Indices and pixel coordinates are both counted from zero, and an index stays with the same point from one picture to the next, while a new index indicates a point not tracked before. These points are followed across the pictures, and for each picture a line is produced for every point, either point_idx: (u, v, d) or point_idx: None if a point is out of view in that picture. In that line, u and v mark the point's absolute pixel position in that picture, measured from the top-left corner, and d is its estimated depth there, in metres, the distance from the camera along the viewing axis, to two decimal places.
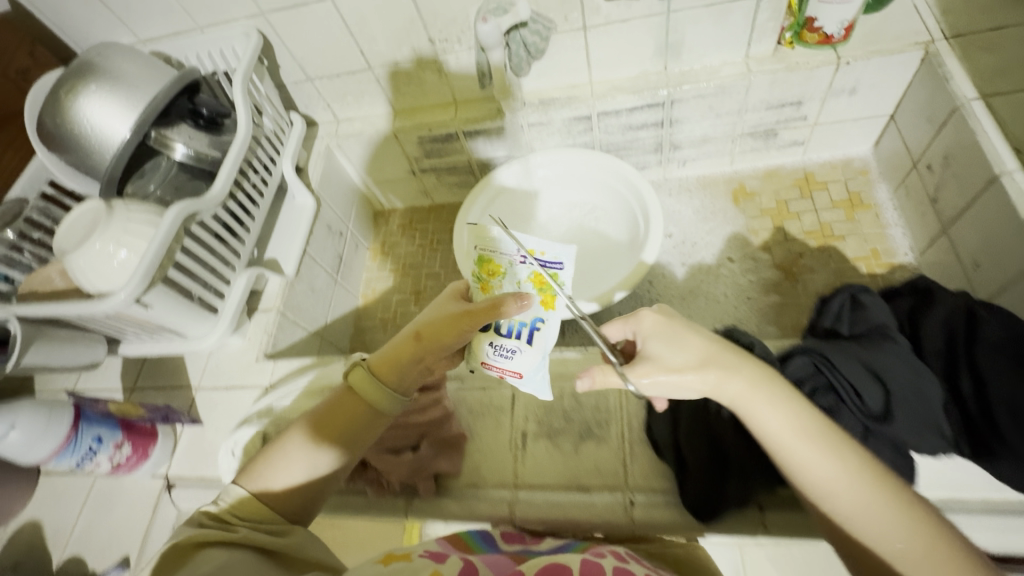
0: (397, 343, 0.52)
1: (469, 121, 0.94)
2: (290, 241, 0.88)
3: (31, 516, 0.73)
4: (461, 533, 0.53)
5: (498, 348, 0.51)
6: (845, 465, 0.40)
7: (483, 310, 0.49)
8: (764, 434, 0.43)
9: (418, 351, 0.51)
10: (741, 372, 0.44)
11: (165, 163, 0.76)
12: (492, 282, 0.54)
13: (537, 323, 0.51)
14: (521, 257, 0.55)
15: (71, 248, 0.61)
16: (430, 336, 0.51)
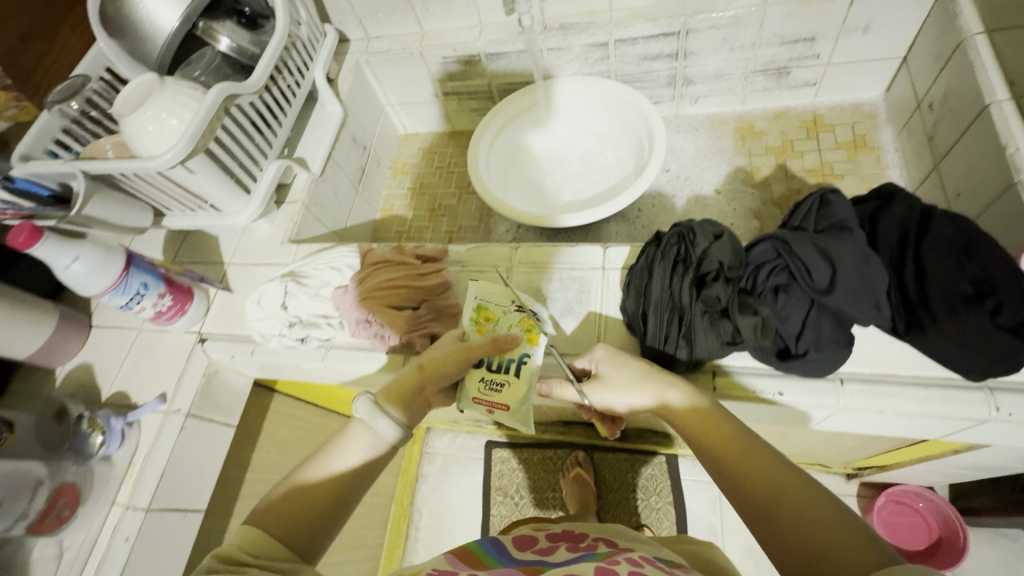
0: (402, 375, 0.53)
1: (492, 43, 0.98)
2: (318, 143, 0.96)
3: (85, 359, 0.85)
4: (471, 544, 0.60)
5: (490, 382, 0.58)
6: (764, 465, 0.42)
7: (485, 341, 0.55)
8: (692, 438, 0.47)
9: (425, 377, 0.53)
10: (678, 388, 0.50)
11: (209, 54, 0.83)
12: (485, 325, 0.61)
13: (525, 358, 0.59)
14: (514, 305, 0.62)
15: (129, 113, 0.69)
16: (436, 368, 0.54)
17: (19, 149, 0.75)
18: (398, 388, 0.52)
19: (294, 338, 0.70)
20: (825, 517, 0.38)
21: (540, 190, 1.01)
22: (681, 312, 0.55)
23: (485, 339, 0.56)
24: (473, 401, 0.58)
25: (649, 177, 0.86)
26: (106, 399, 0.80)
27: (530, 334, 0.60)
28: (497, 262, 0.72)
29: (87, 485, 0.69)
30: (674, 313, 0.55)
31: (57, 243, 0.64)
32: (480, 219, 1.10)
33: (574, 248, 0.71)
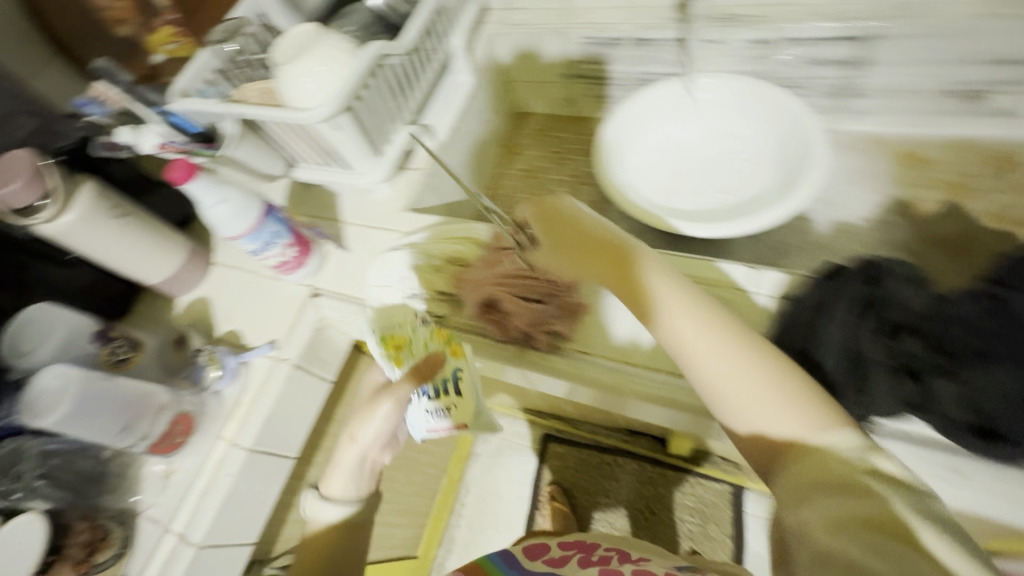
0: (337, 449, 0.60)
1: (642, 27, 0.92)
2: (446, 112, 0.93)
3: (204, 293, 0.89)
4: (481, 558, 0.64)
5: (434, 412, 0.59)
6: (721, 355, 0.48)
7: (401, 389, 0.57)
8: (647, 309, 0.53)
9: (360, 447, 0.58)
10: (626, 257, 0.56)
11: (363, 10, 0.82)
12: (398, 354, 0.62)
13: (458, 374, 0.60)
14: (420, 320, 0.64)
15: (285, 62, 0.69)
16: (361, 434, 0.58)
17: (179, 85, 0.77)
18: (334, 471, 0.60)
19: (412, 310, 0.70)
20: (831, 430, 0.43)
21: (666, 193, 0.95)
22: (861, 362, 0.50)
23: (407, 374, 0.58)
24: (432, 429, 0.60)
25: (805, 194, 0.78)
26: (220, 336, 0.84)
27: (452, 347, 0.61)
28: None
29: (199, 415, 0.72)
30: (852, 361, 0.50)
31: (207, 183, 0.65)
32: (592, 213, 1.05)
33: (719, 264, 0.65)
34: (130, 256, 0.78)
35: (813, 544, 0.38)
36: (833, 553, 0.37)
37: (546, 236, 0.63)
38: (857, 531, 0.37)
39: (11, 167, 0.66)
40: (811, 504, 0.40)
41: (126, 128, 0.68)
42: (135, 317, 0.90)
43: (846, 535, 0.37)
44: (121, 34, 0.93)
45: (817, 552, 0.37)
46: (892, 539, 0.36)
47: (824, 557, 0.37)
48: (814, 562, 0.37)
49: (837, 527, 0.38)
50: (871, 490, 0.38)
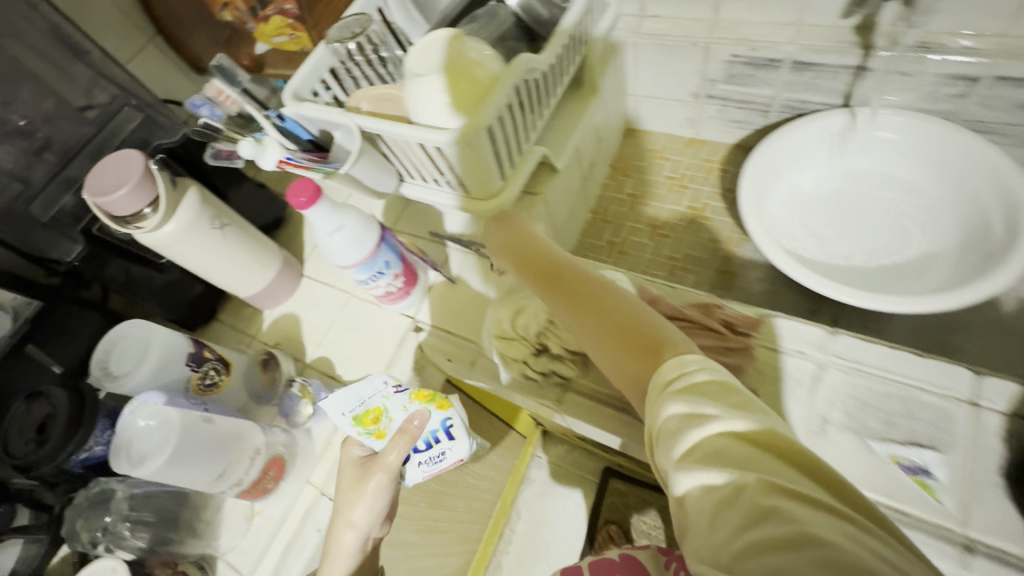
0: (332, 536, 0.56)
1: (812, 50, 0.78)
2: (569, 131, 0.83)
3: (292, 310, 0.82)
4: None
5: (430, 460, 0.59)
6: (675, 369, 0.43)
7: (389, 459, 0.55)
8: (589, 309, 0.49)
9: (360, 530, 0.55)
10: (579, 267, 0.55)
11: (500, 12, 0.73)
12: (379, 426, 0.58)
13: (450, 421, 0.60)
14: (393, 387, 0.59)
15: (423, 72, 0.60)
16: (356, 516, 0.55)
17: (292, 86, 0.69)
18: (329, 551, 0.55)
19: (537, 371, 0.61)
20: (679, 354, 0.42)
21: (815, 242, 0.82)
22: None
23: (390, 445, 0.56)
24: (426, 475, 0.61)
25: (1014, 273, 0.63)
26: (309, 361, 0.77)
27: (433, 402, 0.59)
28: (805, 347, 0.56)
29: (291, 456, 0.66)
30: None
31: (330, 208, 0.57)
32: (714, 253, 0.93)
33: (926, 359, 0.53)
34: (226, 267, 0.72)
35: (688, 484, 0.35)
36: (715, 481, 0.34)
37: (512, 250, 0.60)
38: (719, 449, 0.35)
39: (124, 168, 0.60)
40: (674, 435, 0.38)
41: (249, 140, 0.60)
42: (220, 325, 0.85)
43: (717, 457, 0.35)
44: (224, 18, 0.86)
45: (692, 486, 0.35)
46: (779, 459, 0.35)
47: (707, 485, 0.34)
48: (717, 511, 0.33)
49: (699, 452, 0.36)
50: (712, 403, 0.37)
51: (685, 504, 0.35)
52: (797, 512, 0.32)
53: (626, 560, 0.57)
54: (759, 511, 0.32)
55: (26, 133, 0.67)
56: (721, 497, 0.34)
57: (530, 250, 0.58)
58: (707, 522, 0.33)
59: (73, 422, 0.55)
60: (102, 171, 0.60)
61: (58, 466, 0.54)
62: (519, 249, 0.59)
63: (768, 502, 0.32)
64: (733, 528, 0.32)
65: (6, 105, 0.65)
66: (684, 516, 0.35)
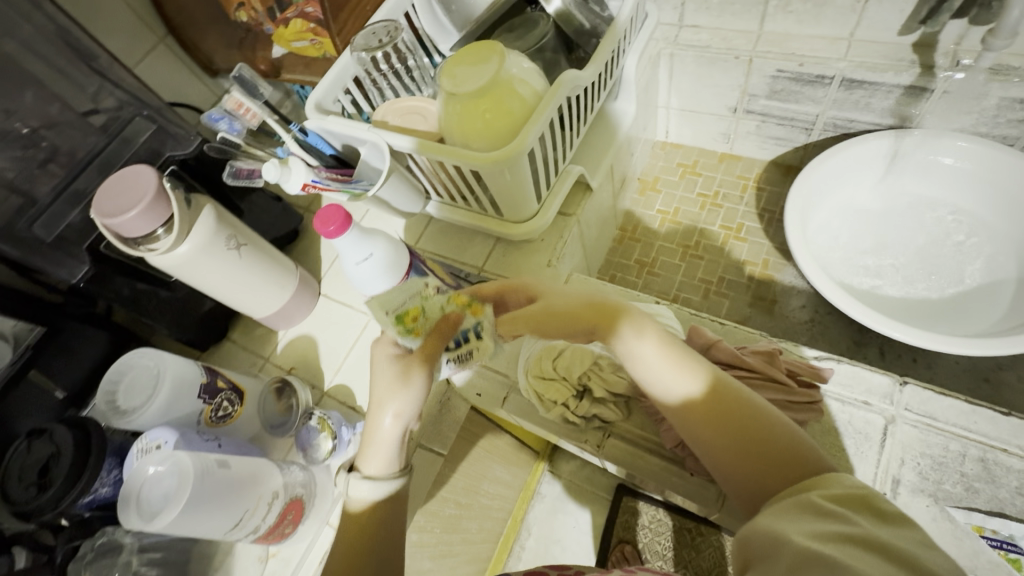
0: (369, 420, 0.47)
1: (866, 68, 0.74)
2: (604, 147, 0.78)
3: (309, 331, 0.78)
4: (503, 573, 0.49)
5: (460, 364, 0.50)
6: (680, 371, 0.45)
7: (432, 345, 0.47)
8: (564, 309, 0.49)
9: (403, 420, 0.47)
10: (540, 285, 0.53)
11: (544, 25, 0.67)
12: (417, 324, 0.48)
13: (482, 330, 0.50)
14: (436, 288, 0.51)
15: (462, 88, 0.55)
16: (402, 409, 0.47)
17: (315, 97, 0.65)
18: (371, 445, 0.47)
19: (579, 415, 0.57)
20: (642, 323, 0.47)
21: (858, 269, 0.78)
22: None
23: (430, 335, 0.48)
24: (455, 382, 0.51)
25: None
26: (328, 389, 0.73)
27: (479, 306, 0.49)
28: (871, 399, 0.52)
29: (310, 497, 0.62)
30: None
31: (360, 237, 0.53)
32: (750, 277, 0.89)
33: (1008, 418, 0.49)
34: (243, 291, 0.68)
35: (794, 552, 0.32)
36: (827, 560, 0.30)
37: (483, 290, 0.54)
38: (845, 542, 0.31)
39: (136, 184, 0.55)
40: (806, 521, 0.34)
41: (273, 162, 0.57)
42: (233, 345, 0.80)
43: (839, 544, 0.31)
44: (239, 19, 0.80)
45: (806, 554, 0.31)
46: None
47: (821, 560, 0.30)
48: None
49: (835, 540, 0.32)
50: (844, 507, 0.34)
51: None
52: None
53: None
54: None
55: (30, 142, 0.61)
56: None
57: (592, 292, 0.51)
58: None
59: (78, 463, 0.50)
60: (110, 189, 0.55)
61: (62, 512, 0.49)
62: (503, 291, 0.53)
63: None
64: None
65: (8, 112, 0.60)
66: None
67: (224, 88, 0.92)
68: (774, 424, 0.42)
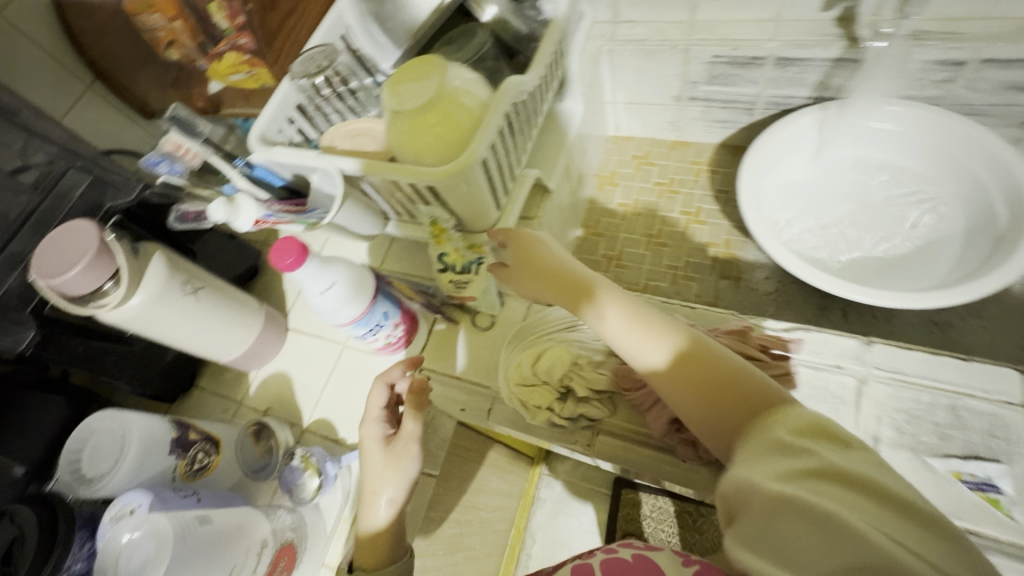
0: (364, 508, 0.50)
1: (795, 45, 0.77)
2: (557, 148, 0.79)
3: (282, 368, 0.75)
4: None
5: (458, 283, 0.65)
6: (633, 327, 0.46)
7: (409, 428, 0.51)
8: (543, 270, 0.52)
9: (395, 504, 0.50)
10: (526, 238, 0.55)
11: (478, 34, 0.67)
12: (443, 240, 0.63)
13: (480, 262, 0.64)
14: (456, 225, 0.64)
15: (401, 104, 0.55)
16: (391, 494, 0.50)
17: (257, 129, 0.63)
18: (371, 544, 0.50)
19: (564, 418, 0.56)
20: (620, 305, 0.47)
21: (812, 237, 0.81)
22: None
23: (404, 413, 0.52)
24: (451, 298, 0.67)
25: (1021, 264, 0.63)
26: (308, 425, 0.71)
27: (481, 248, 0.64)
28: (842, 362, 0.54)
29: (302, 540, 0.60)
30: None
31: (320, 265, 0.51)
32: (714, 258, 0.91)
33: (968, 363, 0.51)
34: (203, 334, 0.65)
35: (758, 503, 0.32)
36: (794, 502, 0.31)
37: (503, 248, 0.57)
38: (806, 477, 0.32)
39: (73, 242, 0.52)
40: (768, 460, 0.35)
41: (219, 202, 0.55)
42: (202, 393, 0.77)
43: (799, 481, 0.32)
44: (169, 57, 0.77)
45: (776, 497, 0.32)
46: (881, 506, 0.30)
47: (787, 503, 0.31)
48: (803, 525, 0.30)
49: (797, 476, 0.32)
50: (806, 440, 0.35)
51: (767, 525, 0.31)
52: (875, 536, 0.28)
53: (639, 558, 0.43)
54: (830, 525, 0.29)
55: None
56: (815, 523, 0.30)
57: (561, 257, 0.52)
58: (794, 546, 0.30)
59: (44, 542, 0.47)
60: (44, 249, 0.52)
61: None
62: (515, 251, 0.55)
63: (853, 525, 0.29)
64: (816, 550, 0.29)
65: None
66: (760, 532, 0.31)
67: (163, 129, 0.89)
68: (733, 372, 0.42)
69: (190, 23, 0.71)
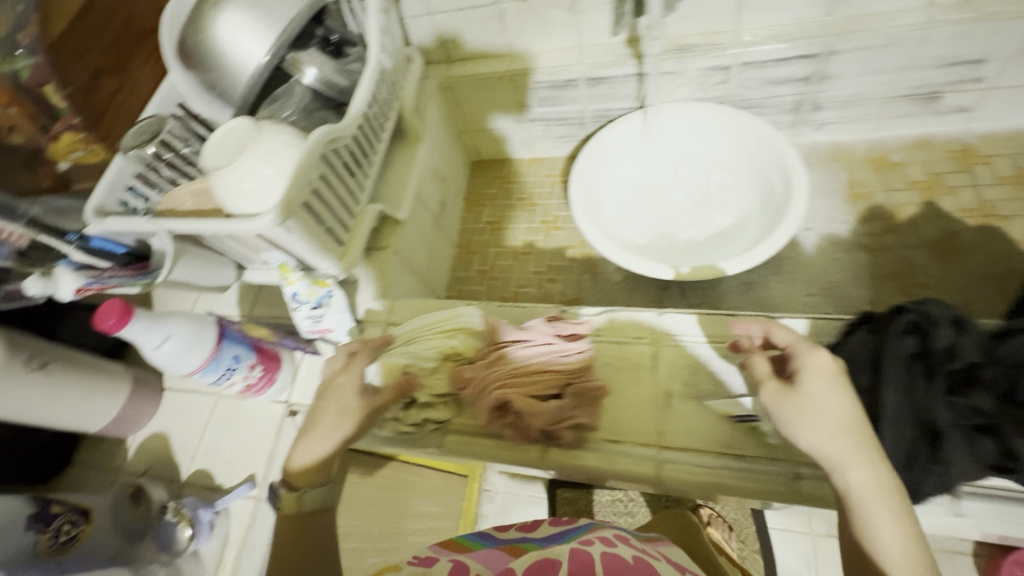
0: (310, 431, 0.53)
1: (598, 66, 0.88)
2: (404, 182, 0.86)
3: (158, 428, 0.76)
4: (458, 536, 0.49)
5: (312, 316, 0.69)
6: (868, 479, 0.40)
7: (388, 394, 0.54)
8: (803, 393, 0.44)
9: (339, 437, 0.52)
10: (829, 385, 0.44)
11: (297, 90, 0.74)
12: (291, 276, 0.66)
13: (327, 295, 0.68)
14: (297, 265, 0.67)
15: (218, 165, 0.61)
16: (340, 425, 0.52)
17: (93, 202, 0.66)
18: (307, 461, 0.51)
19: (409, 425, 0.61)
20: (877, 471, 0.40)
21: (645, 229, 0.91)
22: (932, 432, 0.43)
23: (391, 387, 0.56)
24: (312, 332, 0.71)
25: (787, 231, 0.75)
26: (186, 479, 0.72)
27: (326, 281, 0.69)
28: (640, 333, 0.63)
29: None
30: (923, 433, 0.44)
31: (148, 322, 0.55)
32: (573, 259, 1.00)
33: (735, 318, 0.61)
34: (63, 409, 0.65)
35: None
36: None
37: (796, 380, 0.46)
38: None
39: None
40: None
41: (35, 277, 0.58)
42: (79, 468, 0.77)
43: None
44: (14, 142, 0.70)
45: None
46: None
47: None
48: None
49: None
50: None
51: None
52: None
53: (638, 561, 0.43)
54: None
55: None
56: None
57: (858, 419, 0.42)
58: None
59: None
60: None
61: None
62: (808, 382, 0.45)
63: None
64: None
65: None
66: None
67: None
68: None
69: (29, 106, 0.70)
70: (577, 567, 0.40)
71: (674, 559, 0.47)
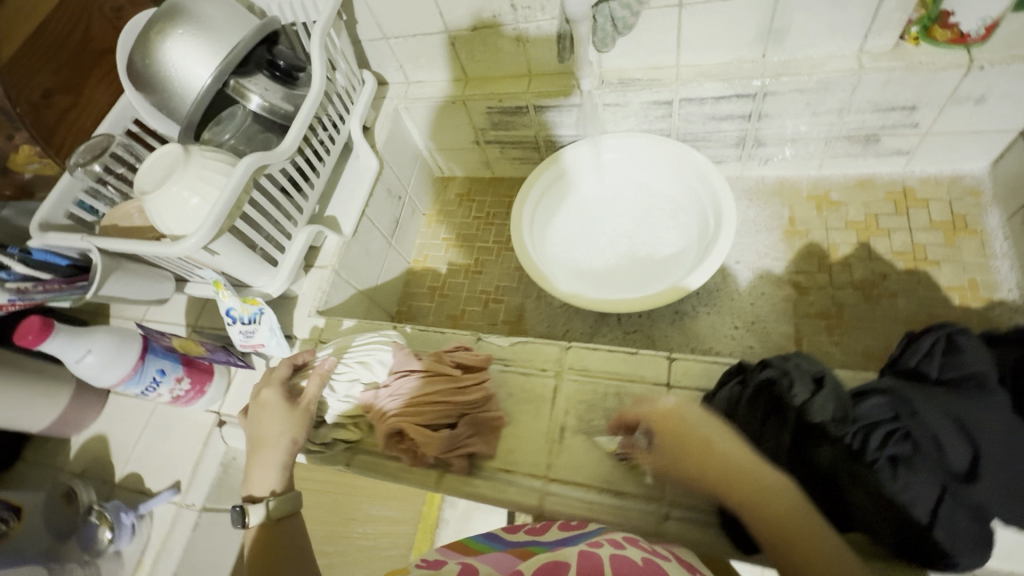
0: (255, 447, 0.57)
1: (545, 95, 0.90)
2: (350, 202, 0.88)
3: (100, 430, 0.80)
4: (465, 537, 0.51)
5: (243, 331, 0.72)
6: (755, 485, 0.43)
7: (310, 392, 0.60)
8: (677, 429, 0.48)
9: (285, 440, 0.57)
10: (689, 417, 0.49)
11: (241, 113, 0.77)
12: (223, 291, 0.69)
13: (259, 314, 0.71)
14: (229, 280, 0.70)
15: (148, 188, 0.64)
16: (280, 427, 0.57)
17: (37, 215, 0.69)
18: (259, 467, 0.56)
19: (319, 443, 0.64)
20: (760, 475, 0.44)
21: (585, 257, 0.92)
22: None
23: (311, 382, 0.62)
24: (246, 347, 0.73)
25: (708, 267, 0.75)
26: (120, 480, 0.75)
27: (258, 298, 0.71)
28: (546, 365, 0.65)
29: None
30: None
31: (67, 338, 0.60)
32: (520, 280, 1.02)
33: (636, 356, 0.63)
34: (5, 411, 0.69)
35: None
36: None
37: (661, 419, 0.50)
38: None
39: None
40: None
41: None
42: (23, 465, 0.80)
43: None
44: None
45: None
46: None
47: None
48: None
49: None
50: None
51: None
52: None
53: (648, 561, 0.40)
54: None
55: None
56: None
57: (729, 442, 0.46)
58: None
59: None
60: None
61: None
62: (676, 419, 0.49)
63: None
64: None
65: None
66: None
67: None
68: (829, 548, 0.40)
69: None
70: (586, 568, 0.38)
71: (687, 559, 0.45)
